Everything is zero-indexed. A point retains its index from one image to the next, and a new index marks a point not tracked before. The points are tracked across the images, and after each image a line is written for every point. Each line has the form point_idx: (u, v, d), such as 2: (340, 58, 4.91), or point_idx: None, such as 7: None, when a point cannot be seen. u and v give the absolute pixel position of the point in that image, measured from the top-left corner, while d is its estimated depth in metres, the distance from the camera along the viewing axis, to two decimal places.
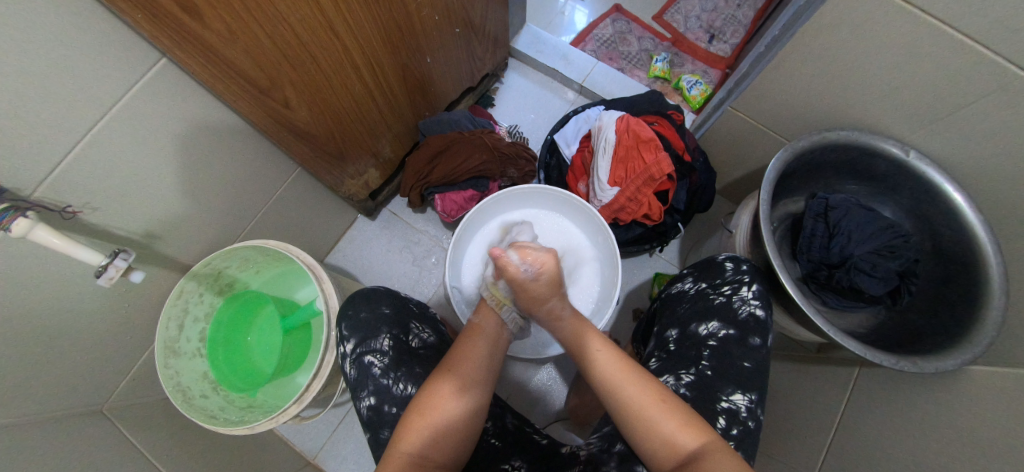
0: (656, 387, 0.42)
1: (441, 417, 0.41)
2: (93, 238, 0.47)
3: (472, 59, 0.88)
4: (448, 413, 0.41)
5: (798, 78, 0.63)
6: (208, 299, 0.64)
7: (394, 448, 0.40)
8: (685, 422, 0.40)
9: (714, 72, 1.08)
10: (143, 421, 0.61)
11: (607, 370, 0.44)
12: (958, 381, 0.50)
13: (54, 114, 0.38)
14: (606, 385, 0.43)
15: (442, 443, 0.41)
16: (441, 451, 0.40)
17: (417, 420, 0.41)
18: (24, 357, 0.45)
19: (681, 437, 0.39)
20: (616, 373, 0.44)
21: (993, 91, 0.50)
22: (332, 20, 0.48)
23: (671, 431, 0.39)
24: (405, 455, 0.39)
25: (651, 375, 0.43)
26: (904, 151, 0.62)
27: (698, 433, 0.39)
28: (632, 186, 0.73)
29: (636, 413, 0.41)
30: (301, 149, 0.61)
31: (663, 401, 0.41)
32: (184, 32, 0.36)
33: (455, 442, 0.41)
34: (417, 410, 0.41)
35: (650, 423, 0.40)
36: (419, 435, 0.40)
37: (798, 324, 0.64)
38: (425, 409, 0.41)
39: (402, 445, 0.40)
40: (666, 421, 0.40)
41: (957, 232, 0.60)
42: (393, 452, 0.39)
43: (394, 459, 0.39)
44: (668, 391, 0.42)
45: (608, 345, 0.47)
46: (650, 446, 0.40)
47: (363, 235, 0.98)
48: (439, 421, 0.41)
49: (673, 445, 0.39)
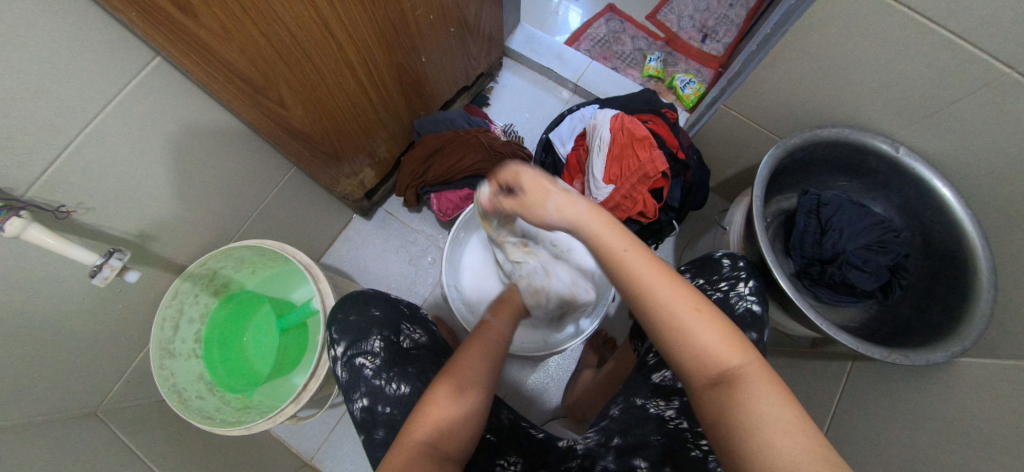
0: (694, 297, 0.34)
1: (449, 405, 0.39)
2: (87, 238, 0.47)
3: (467, 59, 0.88)
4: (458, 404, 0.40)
5: (789, 76, 0.64)
6: (203, 300, 0.64)
7: (405, 435, 0.38)
8: (726, 336, 0.33)
9: (707, 71, 1.08)
10: (138, 423, 0.60)
11: (638, 272, 0.35)
12: (949, 372, 0.51)
13: (48, 113, 0.38)
14: (637, 289, 0.35)
15: (449, 435, 0.39)
16: (452, 440, 0.39)
17: (426, 410, 0.39)
18: (17, 358, 0.45)
19: (719, 353, 0.33)
20: (652, 279, 0.35)
21: (980, 87, 0.51)
22: (327, 18, 0.48)
23: (707, 349, 0.33)
24: (415, 445, 0.37)
25: (688, 283, 0.35)
26: (894, 147, 0.63)
27: (740, 350, 0.33)
28: (627, 184, 0.74)
29: (673, 320, 0.34)
30: (296, 148, 0.61)
31: (702, 314, 0.34)
32: (178, 30, 0.36)
33: (462, 426, 0.39)
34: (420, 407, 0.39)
35: (681, 334, 0.33)
36: (430, 423, 0.38)
37: (792, 318, 0.65)
38: (424, 406, 0.39)
39: (412, 435, 0.38)
40: (700, 336, 0.33)
41: (946, 227, 0.61)
42: (403, 441, 0.38)
43: (405, 449, 0.37)
44: (708, 303, 0.35)
45: (642, 249, 0.36)
46: (684, 361, 0.34)
47: (359, 235, 0.98)
48: (440, 417, 0.38)
49: (711, 358, 0.33)
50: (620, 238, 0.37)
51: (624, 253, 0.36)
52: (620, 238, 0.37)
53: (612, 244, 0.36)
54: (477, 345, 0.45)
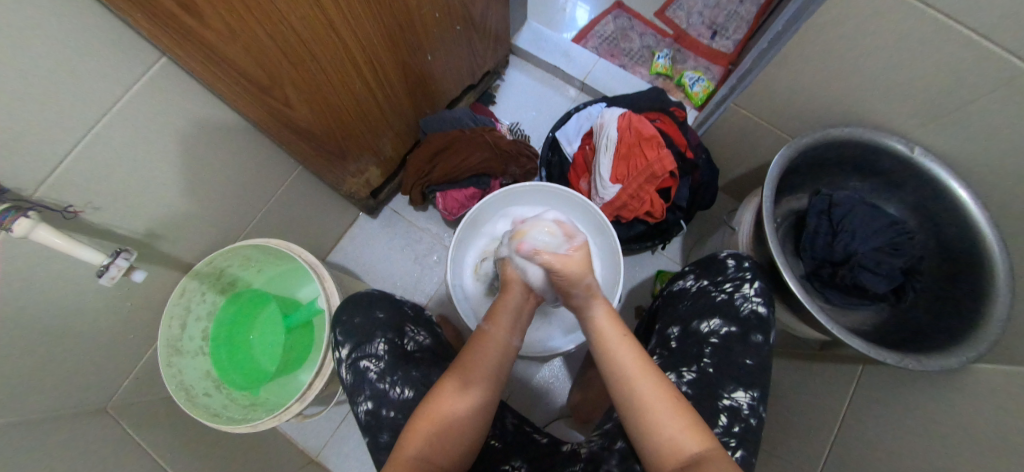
0: (669, 390, 0.40)
1: (447, 418, 0.41)
2: (96, 238, 0.47)
3: (473, 56, 0.87)
4: (457, 420, 0.41)
5: (801, 74, 0.63)
6: (209, 298, 0.64)
7: (400, 449, 0.40)
8: (692, 425, 0.38)
9: (716, 69, 1.07)
10: (146, 420, 0.61)
11: (622, 362, 0.42)
12: (962, 379, 0.50)
13: (56, 115, 0.38)
14: (620, 378, 0.41)
15: (445, 447, 0.40)
16: (449, 453, 0.40)
17: (422, 421, 0.41)
18: (28, 356, 0.45)
19: (686, 440, 0.38)
20: (633, 371, 0.41)
21: (1000, 86, 0.50)
22: (332, 18, 0.48)
23: (676, 436, 0.38)
24: (407, 459, 0.39)
25: (664, 376, 0.41)
26: (908, 147, 0.61)
27: (704, 440, 0.38)
28: (634, 183, 0.73)
29: (648, 409, 0.39)
30: (301, 147, 0.61)
31: (674, 403, 0.39)
32: (183, 30, 0.36)
33: (462, 449, 0.41)
34: (425, 410, 0.41)
35: (654, 421, 0.38)
36: (422, 436, 0.40)
37: (801, 321, 0.64)
38: (430, 413, 0.41)
39: (406, 448, 0.39)
40: (671, 422, 0.38)
41: (962, 229, 0.59)
42: (398, 455, 0.39)
43: (398, 462, 0.38)
44: (677, 394, 0.41)
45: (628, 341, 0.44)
46: (654, 448, 0.38)
47: (365, 233, 0.98)
48: (446, 427, 0.41)
49: (677, 449, 0.37)
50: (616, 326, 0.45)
51: (614, 340, 0.44)
52: (615, 330, 0.45)
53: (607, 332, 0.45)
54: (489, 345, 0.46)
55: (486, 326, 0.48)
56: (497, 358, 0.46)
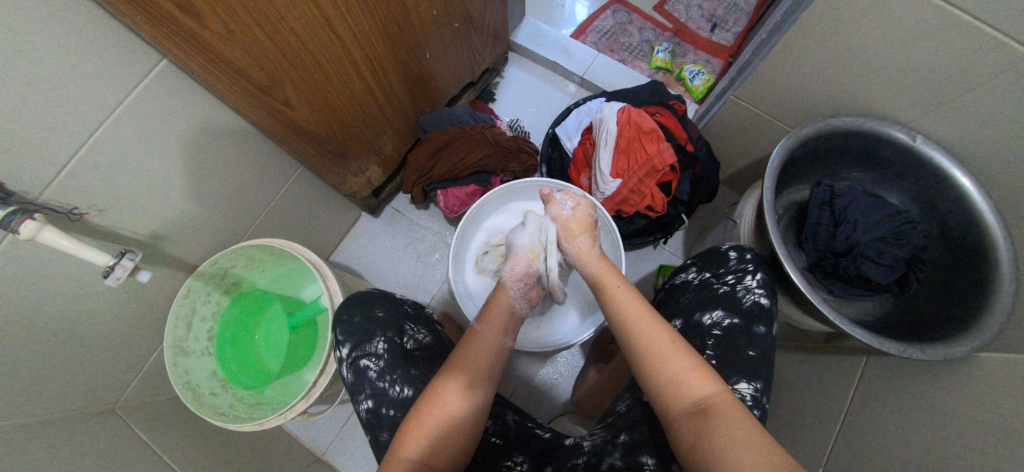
0: (671, 333, 0.42)
1: (443, 418, 0.41)
2: (101, 239, 0.48)
3: (472, 53, 0.87)
4: (452, 414, 0.42)
5: (801, 64, 0.63)
6: (214, 298, 0.65)
7: (399, 447, 0.40)
8: (697, 367, 0.39)
9: (716, 62, 1.06)
10: (155, 420, 0.62)
11: (625, 308, 0.45)
12: (967, 367, 0.50)
13: (60, 118, 0.38)
14: (624, 326, 0.44)
15: (441, 444, 0.40)
16: (443, 450, 0.40)
17: (418, 422, 0.41)
18: (36, 358, 0.46)
19: (693, 382, 0.38)
20: (634, 319, 0.44)
21: (1001, 73, 0.49)
22: (330, 18, 0.48)
23: (682, 378, 0.38)
24: (405, 461, 0.38)
25: (665, 323, 0.43)
26: (910, 136, 0.61)
27: (710, 382, 0.38)
28: (634, 178, 0.73)
29: (652, 352, 0.41)
30: (302, 147, 0.61)
31: (677, 347, 0.40)
32: (183, 32, 0.37)
33: (455, 452, 0.41)
34: (419, 412, 0.42)
35: (659, 365, 0.40)
36: (421, 435, 0.40)
37: (805, 313, 0.63)
38: (422, 412, 0.41)
39: (403, 451, 0.39)
40: (676, 365, 0.39)
41: (965, 218, 0.59)
42: (395, 456, 0.39)
43: (396, 465, 0.38)
44: (679, 340, 0.41)
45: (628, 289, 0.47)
46: (663, 392, 0.39)
47: (367, 232, 0.99)
48: (438, 423, 0.41)
49: (685, 390, 0.38)
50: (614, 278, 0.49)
51: (615, 289, 0.48)
52: (615, 282, 0.49)
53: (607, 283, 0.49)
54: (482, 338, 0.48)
55: (478, 327, 0.49)
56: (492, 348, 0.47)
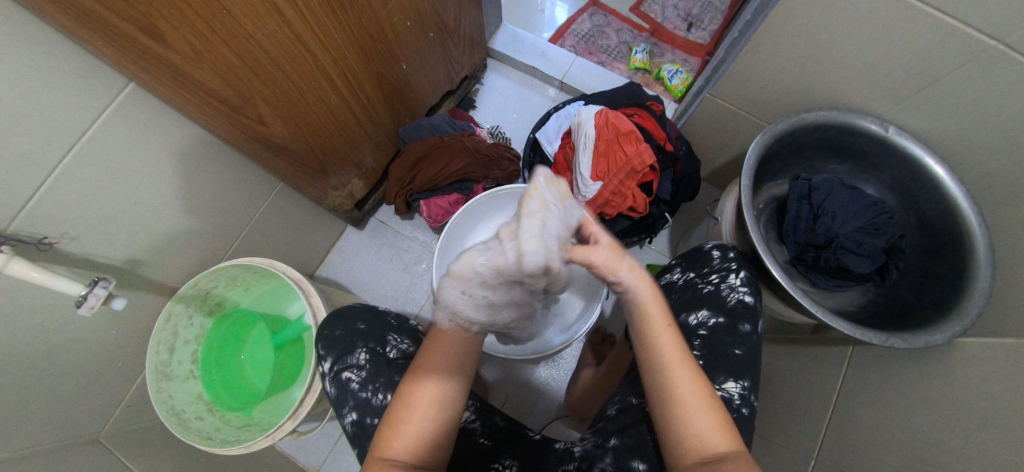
0: (703, 385, 0.38)
1: (419, 419, 0.40)
2: (75, 267, 0.47)
3: (448, 62, 0.88)
4: (426, 419, 0.40)
5: (772, 61, 0.63)
6: (197, 321, 0.64)
7: (377, 451, 0.39)
8: (720, 422, 0.37)
9: (694, 60, 1.08)
10: (139, 448, 0.61)
11: (669, 353, 0.40)
12: (950, 353, 0.50)
13: (26, 147, 0.38)
14: (658, 362, 0.39)
15: (422, 451, 0.39)
16: (425, 453, 0.39)
17: (395, 426, 0.40)
18: (14, 393, 0.45)
19: (712, 437, 0.36)
20: (672, 358, 0.39)
21: (965, 62, 0.50)
22: (302, 35, 0.48)
23: (703, 430, 0.36)
24: (388, 461, 0.37)
25: (700, 371, 0.39)
26: (883, 126, 0.62)
27: (730, 438, 0.36)
28: (615, 180, 0.73)
29: (681, 399, 0.38)
30: (279, 164, 0.61)
31: (708, 400, 0.38)
32: (148, 55, 0.37)
33: (442, 447, 0.41)
34: (396, 417, 0.40)
35: (687, 412, 0.37)
36: (406, 437, 0.39)
37: (788, 306, 0.64)
38: (400, 415, 0.40)
39: (382, 452, 0.38)
40: (702, 417, 0.37)
41: (941, 205, 0.60)
42: (376, 457, 0.38)
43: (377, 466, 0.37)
44: (711, 390, 0.39)
45: (671, 327, 0.41)
46: (679, 434, 0.37)
47: (353, 245, 0.98)
48: (414, 428, 0.39)
49: (701, 441, 0.36)
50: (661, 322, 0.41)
51: (660, 331, 0.41)
52: (660, 317, 0.42)
53: (650, 320, 0.41)
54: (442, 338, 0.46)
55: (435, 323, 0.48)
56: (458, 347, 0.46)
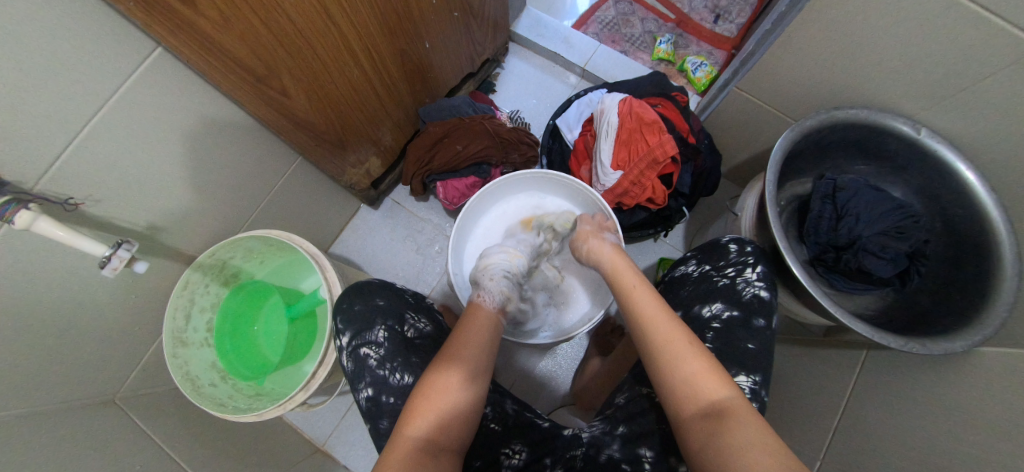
0: (686, 334, 0.42)
1: (445, 396, 0.40)
2: (97, 230, 0.47)
3: (471, 43, 0.86)
4: (454, 395, 0.41)
5: (805, 55, 0.62)
6: (213, 290, 0.65)
7: (402, 431, 0.39)
8: (710, 369, 0.39)
9: (719, 53, 1.05)
10: (154, 411, 0.62)
11: (643, 308, 0.45)
12: (968, 361, 0.49)
13: (54, 108, 0.38)
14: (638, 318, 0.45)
15: (445, 425, 0.40)
16: (447, 432, 0.40)
17: (421, 404, 0.40)
18: (35, 351, 0.46)
19: (703, 385, 0.38)
20: (648, 311, 0.45)
21: (1009, 65, 0.48)
22: (328, 6, 0.47)
23: (694, 379, 0.39)
24: (412, 439, 0.38)
25: (682, 321, 0.43)
26: (915, 129, 0.60)
27: (722, 384, 0.38)
28: (635, 170, 0.72)
29: (666, 346, 0.41)
30: (301, 137, 0.61)
31: (691, 347, 0.41)
32: (178, 20, 0.36)
33: (463, 428, 0.41)
34: (424, 392, 0.41)
35: (676, 363, 0.40)
36: (427, 416, 0.39)
37: (805, 306, 0.63)
38: (427, 391, 0.41)
39: (410, 429, 0.39)
40: (690, 364, 0.40)
41: (968, 212, 0.58)
42: (401, 436, 0.38)
43: (402, 442, 0.37)
44: (695, 339, 0.42)
45: (646, 284, 0.48)
46: (675, 388, 0.39)
47: (366, 224, 0.98)
48: (443, 402, 0.40)
49: (697, 392, 0.38)
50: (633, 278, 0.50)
51: (634, 291, 0.48)
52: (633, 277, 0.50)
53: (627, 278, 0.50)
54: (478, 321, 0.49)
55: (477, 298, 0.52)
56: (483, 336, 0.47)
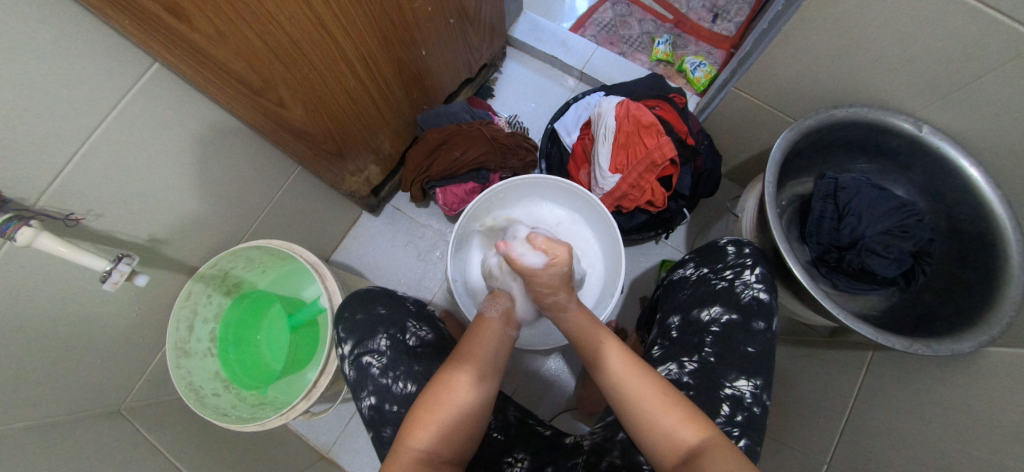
0: (660, 384, 0.41)
1: (454, 404, 0.41)
2: (100, 244, 0.48)
3: (468, 49, 0.86)
4: (462, 403, 0.41)
5: (802, 54, 0.61)
6: (216, 300, 0.66)
7: (403, 442, 0.39)
8: (686, 414, 0.39)
9: (718, 53, 1.05)
10: (160, 421, 0.62)
11: (615, 365, 0.44)
12: (975, 362, 0.49)
13: (54, 125, 0.38)
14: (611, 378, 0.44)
15: (451, 436, 0.40)
16: (452, 445, 0.40)
17: (425, 415, 0.40)
18: (40, 364, 0.46)
19: (680, 431, 0.38)
20: (620, 369, 0.44)
21: (1011, 59, 0.48)
22: (323, 17, 0.48)
23: (670, 428, 0.38)
24: (414, 451, 0.38)
25: (654, 372, 0.43)
26: (916, 126, 0.59)
27: (700, 428, 0.38)
28: (633, 173, 0.72)
29: (637, 402, 0.41)
30: (299, 148, 0.61)
31: (665, 396, 0.40)
32: (173, 36, 0.37)
33: (466, 440, 0.41)
34: (427, 403, 0.41)
35: (649, 416, 0.39)
36: (429, 427, 0.39)
37: (807, 307, 0.63)
38: (433, 402, 0.41)
39: (412, 440, 0.39)
40: (665, 414, 0.39)
41: (972, 209, 0.58)
42: (403, 446, 0.38)
43: (404, 455, 0.37)
44: (669, 386, 0.42)
45: (616, 342, 0.47)
46: (652, 442, 0.39)
47: (368, 231, 0.99)
48: (450, 413, 0.40)
49: (675, 439, 0.38)
50: (600, 333, 0.49)
51: (605, 347, 0.47)
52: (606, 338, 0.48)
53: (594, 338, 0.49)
54: (489, 329, 0.50)
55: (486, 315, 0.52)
56: (495, 342, 0.49)
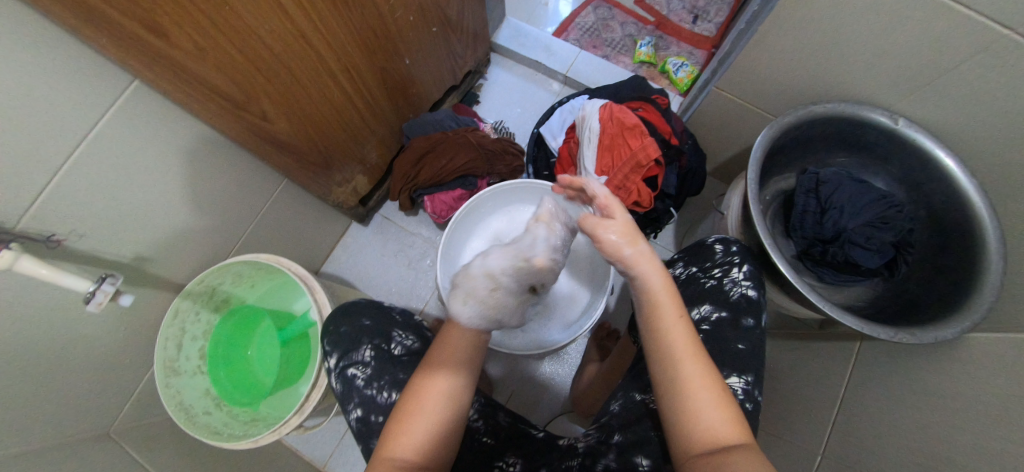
0: (716, 380, 0.37)
1: (432, 407, 0.41)
2: (81, 265, 0.47)
3: (452, 57, 0.87)
4: (435, 410, 0.41)
5: (779, 53, 0.62)
6: (203, 318, 0.65)
7: (383, 450, 0.39)
8: (732, 417, 0.35)
9: (700, 53, 1.07)
10: (150, 442, 0.61)
11: (674, 344, 0.38)
12: (958, 348, 0.50)
13: (30, 146, 0.38)
14: (668, 355, 0.38)
15: (431, 443, 0.40)
16: (433, 451, 0.40)
17: (405, 418, 0.40)
18: (24, 389, 0.45)
19: (719, 428, 0.35)
20: (682, 349, 0.38)
21: (976, 53, 0.49)
22: (303, 29, 0.48)
23: (713, 422, 0.35)
24: (394, 460, 0.38)
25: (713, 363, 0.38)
26: (893, 119, 0.61)
27: (740, 431, 0.35)
28: (619, 174, 0.73)
29: (691, 390, 0.36)
30: (282, 160, 0.61)
31: (715, 389, 0.36)
32: (151, 52, 0.36)
33: (446, 443, 0.41)
34: (406, 409, 0.41)
35: (696, 403, 0.36)
36: (408, 433, 0.39)
37: (794, 301, 0.63)
38: (410, 408, 0.40)
39: (391, 450, 0.39)
40: (711, 408, 0.35)
41: (952, 199, 0.59)
42: (382, 457, 0.38)
43: (385, 462, 0.37)
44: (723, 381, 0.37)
45: (681, 318, 0.39)
46: (687, 428, 0.35)
47: (357, 241, 0.98)
48: (429, 416, 0.40)
49: (709, 434, 0.35)
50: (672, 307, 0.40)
51: (669, 318, 0.39)
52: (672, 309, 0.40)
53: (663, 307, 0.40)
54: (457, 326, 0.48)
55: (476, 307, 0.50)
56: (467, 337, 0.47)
